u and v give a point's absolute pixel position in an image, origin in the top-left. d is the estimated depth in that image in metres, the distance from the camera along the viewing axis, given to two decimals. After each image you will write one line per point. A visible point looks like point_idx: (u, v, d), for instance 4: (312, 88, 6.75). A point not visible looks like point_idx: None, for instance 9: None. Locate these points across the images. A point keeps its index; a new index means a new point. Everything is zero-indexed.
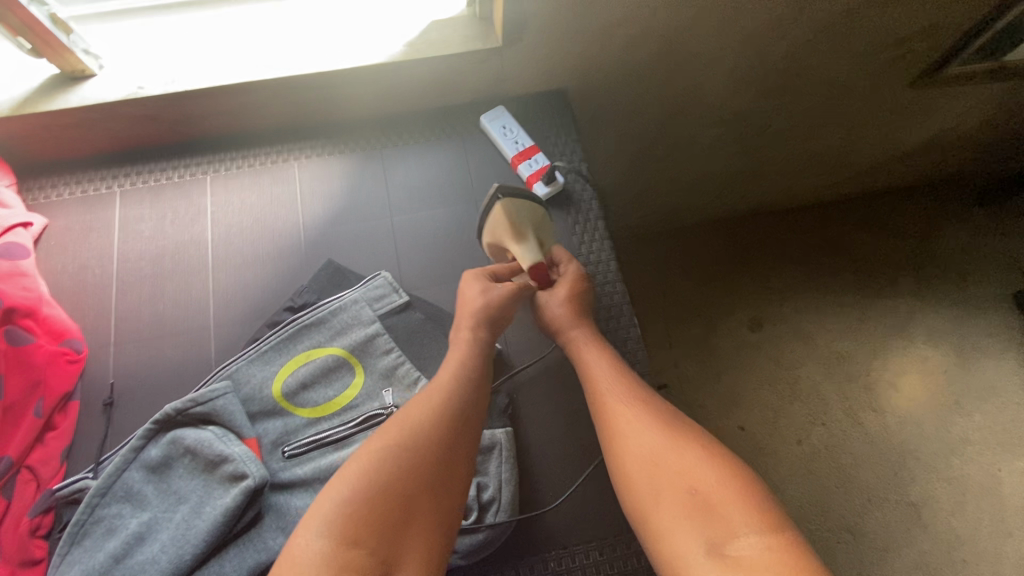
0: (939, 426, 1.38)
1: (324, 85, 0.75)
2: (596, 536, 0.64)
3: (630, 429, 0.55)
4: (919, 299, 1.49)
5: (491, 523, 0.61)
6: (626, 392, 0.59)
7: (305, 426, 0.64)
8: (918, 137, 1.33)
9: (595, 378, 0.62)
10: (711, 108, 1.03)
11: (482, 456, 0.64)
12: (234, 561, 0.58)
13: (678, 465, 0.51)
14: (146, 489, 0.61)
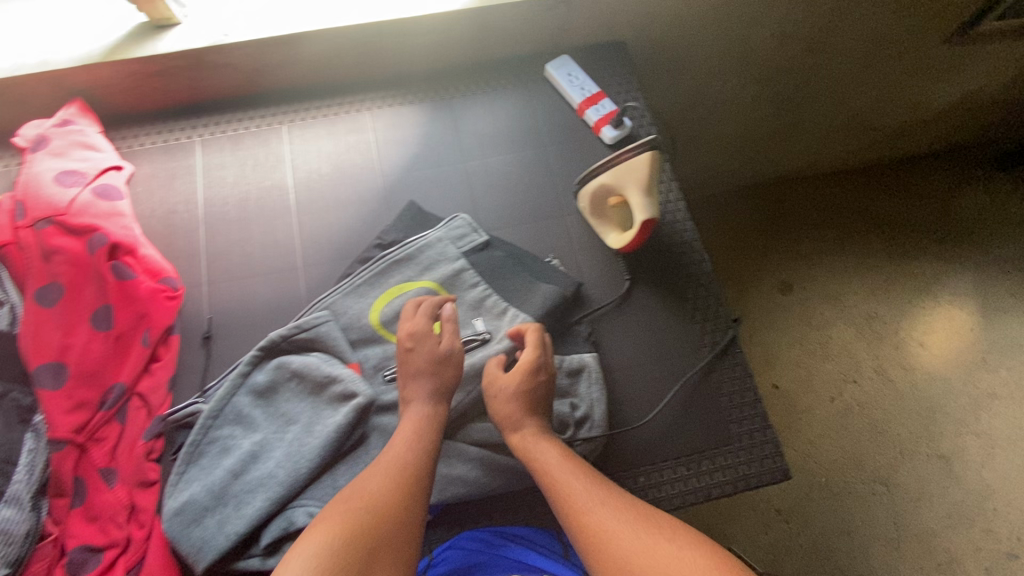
0: (967, 382, 1.42)
1: (401, 31, 0.77)
2: (681, 454, 0.67)
3: (596, 521, 0.51)
4: (946, 260, 1.52)
5: (586, 438, 0.64)
6: (588, 490, 0.54)
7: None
8: (946, 99, 1.36)
9: (555, 476, 0.56)
10: (755, 65, 1.06)
11: (571, 379, 0.68)
12: (346, 476, 0.62)
13: (653, 563, 0.47)
14: (254, 413, 0.64)
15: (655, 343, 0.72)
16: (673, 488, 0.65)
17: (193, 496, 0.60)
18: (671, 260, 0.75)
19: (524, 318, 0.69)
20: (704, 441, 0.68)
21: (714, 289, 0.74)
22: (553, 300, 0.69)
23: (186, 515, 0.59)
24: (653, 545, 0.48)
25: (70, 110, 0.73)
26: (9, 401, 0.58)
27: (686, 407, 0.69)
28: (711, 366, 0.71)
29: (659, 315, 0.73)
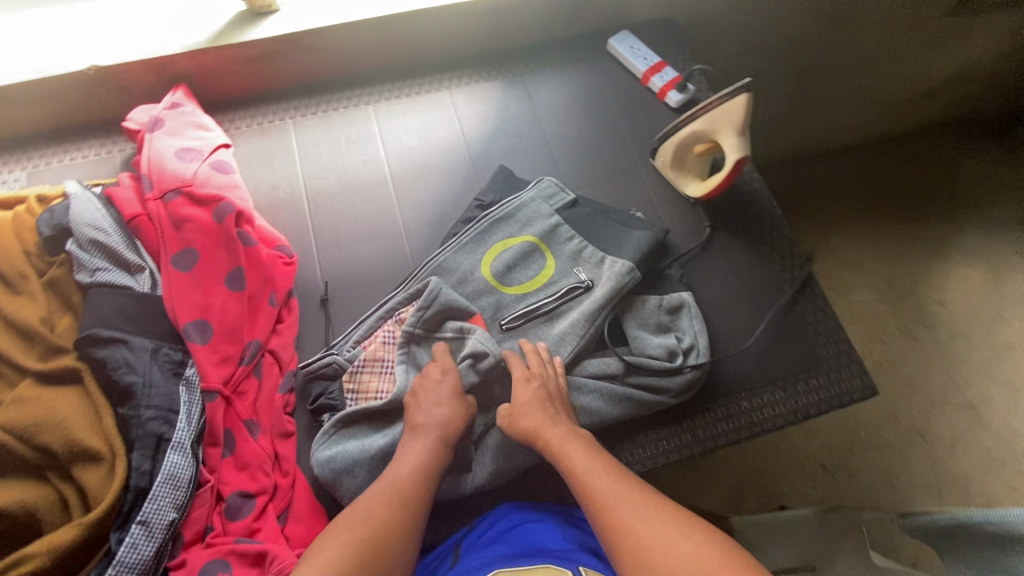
0: (985, 335, 1.51)
1: (480, 11, 0.84)
2: (777, 379, 0.73)
3: (625, 514, 0.52)
4: (953, 224, 1.62)
5: (694, 366, 0.69)
6: (612, 485, 0.55)
7: (517, 310, 0.72)
8: (946, 70, 1.46)
9: (581, 470, 0.58)
10: (780, 41, 1.14)
11: (672, 315, 0.73)
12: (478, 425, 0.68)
13: (670, 558, 0.48)
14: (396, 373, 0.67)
15: (740, 283, 0.78)
16: (773, 409, 0.72)
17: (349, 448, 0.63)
18: (744, 207, 0.82)
19: (620, 262, 0.72)
20: (796, 366, 0.74)
21: (786, 231, 0.81)
22: (649, 245, 0.73)
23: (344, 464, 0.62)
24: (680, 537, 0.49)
25: (177, 94, 0.77)
26: (161, 355, 0.61)
27: (776, 337, 0.75)
28: (794, 300, 0.77)
29: (739, 257, 0.79)
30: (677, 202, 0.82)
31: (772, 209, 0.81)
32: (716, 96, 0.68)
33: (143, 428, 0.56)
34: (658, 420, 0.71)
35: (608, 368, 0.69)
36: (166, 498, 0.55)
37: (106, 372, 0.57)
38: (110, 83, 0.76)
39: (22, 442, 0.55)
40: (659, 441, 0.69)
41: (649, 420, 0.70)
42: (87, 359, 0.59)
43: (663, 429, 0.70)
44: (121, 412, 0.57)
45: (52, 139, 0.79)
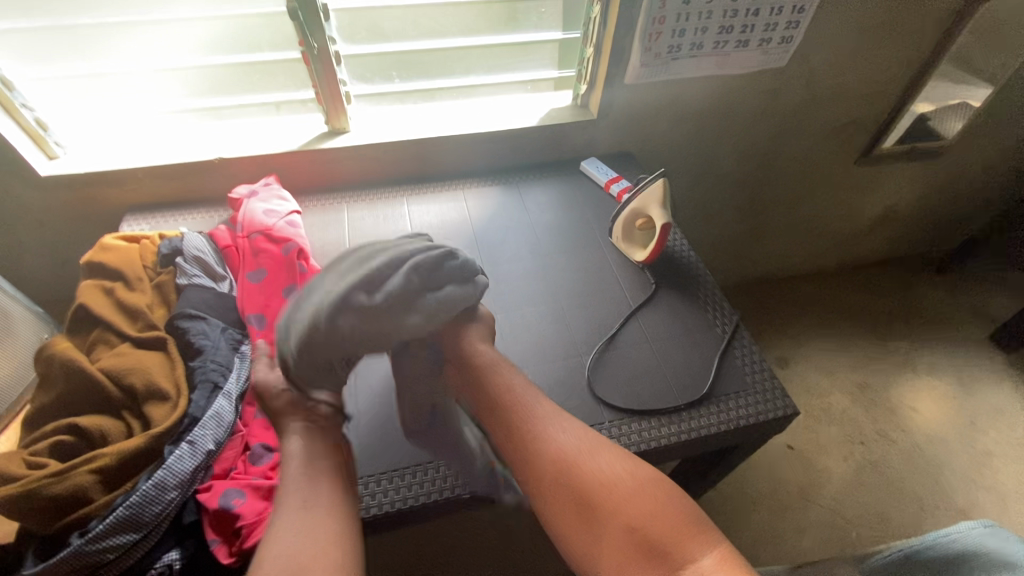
0: (964, 442, 1.57)
1: (488, 140, 1.19)
2: (702, 399, 0.87)
3: (584, 465, 0.69)
4: (912, 341, 1.80)
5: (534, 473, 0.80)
6: (571, 443, 0.71)
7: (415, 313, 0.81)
8: (875, 210, 1.76)
9: (542, 426, 0.73)
10: (720, 175, 1.47)
11: None
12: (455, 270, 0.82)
13: (621, 505, 0.65)
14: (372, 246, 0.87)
15: (681, 324, 0.97)
16: (701, 420, 0.85)
17: (375, 284, 0.72)
18: (677, 271, 1.05)
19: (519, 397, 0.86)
20: (718, 387, 0.89)
21: (717, 289, 1.03)
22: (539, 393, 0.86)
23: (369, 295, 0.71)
24: (628, 483, 0.67)
25: (270, 178, 1.09)
26: (228, 333, 0.81)
27: (698, 365, 0.91)
28: (727, 337, 0.95)
29: (681, 306, 1.00)
30: (633, 269, 1.05)
31: (694, 268, 1.05)
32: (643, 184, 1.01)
33: (205, 374, 0.74)
34: (615, 422, 0.84)
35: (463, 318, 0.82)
36: (211, 430, 0.70)
37: (188, 336, 0.78)
38: (225, 170, 1.09)
39: (113, 382, 0.73)
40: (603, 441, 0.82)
41: (605, 423, 0.84)
42: (173, 329, 0.79)
43: (617, 430, 0.83)
44: (191, 365, 0.76)
45: (174, 205, 1.11)
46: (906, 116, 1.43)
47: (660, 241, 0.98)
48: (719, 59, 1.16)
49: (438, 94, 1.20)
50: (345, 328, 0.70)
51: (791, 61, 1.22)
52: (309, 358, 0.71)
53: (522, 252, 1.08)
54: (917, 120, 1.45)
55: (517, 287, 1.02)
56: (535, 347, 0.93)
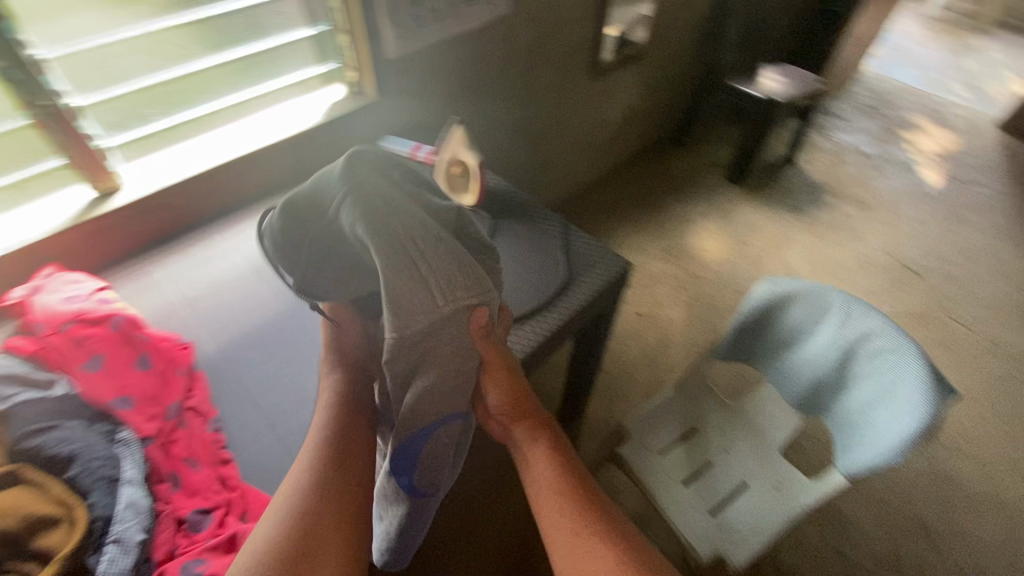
0: (740, 256, 2.07)
1: (282, 150, 1.17)
2: (566, 284, 1.03)
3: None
4: (682, 202, 2.28)
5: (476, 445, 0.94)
6: (598, 543, 0.65)
7: (395, 320, 0.60)
8: (619, 113, 2.14)
9: (572, 505, 0.69)
10: (499, 121, 1.65)
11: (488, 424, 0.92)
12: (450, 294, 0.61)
13: None
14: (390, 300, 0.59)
15: (525, 238, 1.12)
16: (573, 299, 1.01)
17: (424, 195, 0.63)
18: (501, 201, 1.20)
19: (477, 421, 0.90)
20: (574, 270, 1.06)
21: (536, 203, 1.21)
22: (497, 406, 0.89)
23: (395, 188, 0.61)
24: None
25: (48, 268, 0.94)
26: (94, 429, 0.72)
27: (552, 261, 1.08)
28: (563, 232, 1.13)
29: (519, 226, 1.14)
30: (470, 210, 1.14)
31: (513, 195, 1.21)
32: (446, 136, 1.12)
33: (93, 475, 0.67)
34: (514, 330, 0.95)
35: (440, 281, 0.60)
36: (132, 521, 0.66)
37: (45, 453, 0.66)
38: None
39: None
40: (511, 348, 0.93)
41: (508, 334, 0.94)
42: (21, 456, 0.65)
43: (520, 335, 0.95)
44: (67, 476, 0.66)
45: None
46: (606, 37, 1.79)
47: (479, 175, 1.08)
48: (456, 19, 1.28)
49: (208, 121, 1.13)
50: (372, 178, 0.60)
51: (513, 6, 1.40)
52: (315, 183, 0.63)
53: None
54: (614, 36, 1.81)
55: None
56: None
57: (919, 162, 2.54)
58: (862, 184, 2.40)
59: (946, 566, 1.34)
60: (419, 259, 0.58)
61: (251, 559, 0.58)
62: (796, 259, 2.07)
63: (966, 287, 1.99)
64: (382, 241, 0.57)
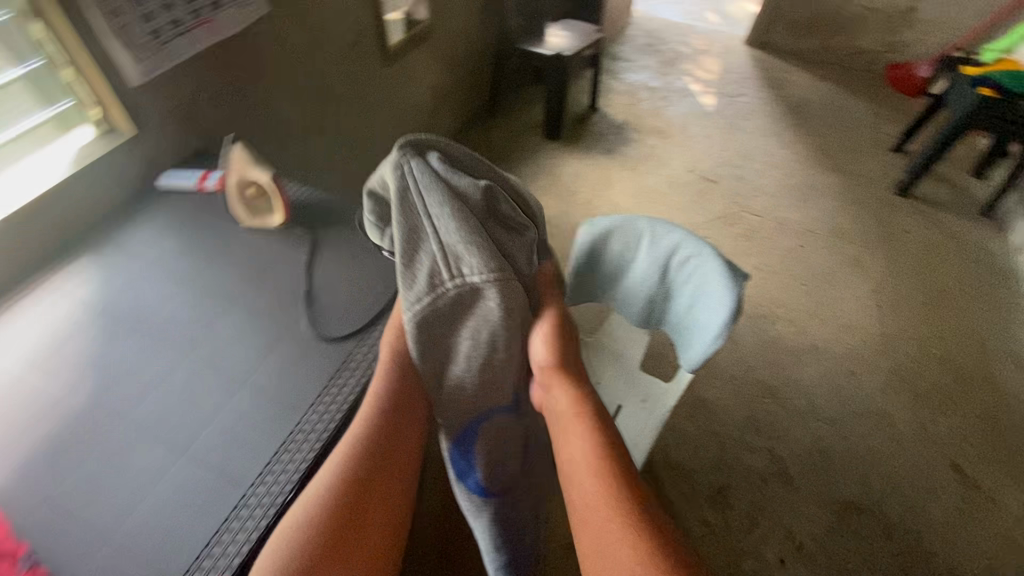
0: (573, 205, 2.22)
1: (23, 219, 0.94)
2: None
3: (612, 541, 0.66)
4: (510, 167, 2.35)
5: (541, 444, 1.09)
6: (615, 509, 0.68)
7: (422, 288, 0.76)
8: (426, 94, 2.11)
9: (599, 461, 0.72)
10: (298, 127, 1.53)
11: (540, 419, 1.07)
12: (469, 258, 0.76)
13: None
14: (427, 262, 0.76)
15: (349, 240, 1.00)
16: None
17: (459, 181, 0.79)
18: (313, 207, 1.06)
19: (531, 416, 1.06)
20: None
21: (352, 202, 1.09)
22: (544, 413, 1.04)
23: (433, 177, 0.78)
24: None
25: None
26: None
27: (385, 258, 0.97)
28: None
29: (337, 230, 1.02)
30: (279, 231, 1.00)
31: (324, 201, 1.07)
32: (229, 158, 1.00)
33: None
34: (359, 345, 0.85)
35: (456, 249, 0.76)
36: None
37: None
38: None
39: None
40: (362, 364, 0.84)
41: (354, 352, 0.84)
42: None
43: (367, 349, 0.85)
44: None
45: None
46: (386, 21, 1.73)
47: (279, 189, 0.98)
48: (205, 26, 1.14)
49: None
50: (421, 173, 0.77)
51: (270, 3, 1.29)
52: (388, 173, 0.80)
53: (167, 282, 0.92)
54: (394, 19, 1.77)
55: (178, 318, 0.87)
56: (248, 350, 0.84)
57: (692, 86, 2.91)
58: (654, 115, 2.70)
59: (787, 412, 1.62)
60: (447, 234, 0.76)
61: (293, 550, 0.67)
62: (619, 194, 2.27)
63: (750, 183, 2.36)
64: (420, 218, 0.76)
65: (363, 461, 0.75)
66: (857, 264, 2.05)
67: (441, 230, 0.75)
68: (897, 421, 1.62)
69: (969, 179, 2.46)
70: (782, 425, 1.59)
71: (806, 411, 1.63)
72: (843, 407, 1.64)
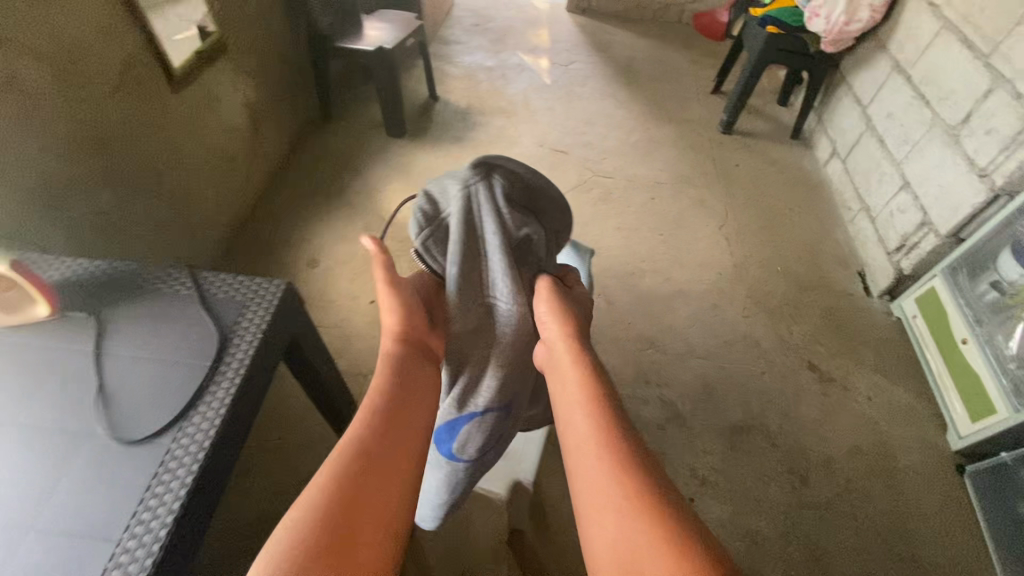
0: None
1: None
2: (224, 340, 0.81)
3: (609, 447, 0.79)
4: (358, 175, 2.21)
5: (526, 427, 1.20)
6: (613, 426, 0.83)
7: (467, 297, 0.96)
8: (240, 113, 1.87)
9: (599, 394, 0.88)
10: (91, 189, 1.26)
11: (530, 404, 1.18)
12: (502, 287, 0.97)
13: (614, 507, 0.72)
14: (473, 277, 0.96)
15: (146, 315, 0.84)
16: (238, 352, 0.81)
17: (510, 221, 0.95)
18: (89, 284, 0.87)
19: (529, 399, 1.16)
20: (224, 320, 0.84)
21: (143, 264, 0.91)
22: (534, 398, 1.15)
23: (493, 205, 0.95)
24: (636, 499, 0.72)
25: None
26: None
27: (194, 325, 0.83)
28: (191, 284, 0.88)
29: (130, 305, 0.85)
30: (49, 324, 0.82)
31: (103, 272, 0.89)
32: None
33: None
34: (177, 439, 0.72)
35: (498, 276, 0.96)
36: None
37: None
38: None
39: None
40: (183, 458, 0.71)
41: (172, 448, 0.71)
42: None
43: (187, 439, 0.72)
44: None
45: None
46: (163, 43, 1.45)
47: (25, 276, 0.80)
48: None
49: None
50: (480, 212, 0.95)
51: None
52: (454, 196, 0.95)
53: None
54: (173, 38, 1.50)
55: None
56: (30, 490, 0.67)
57: (526, 59, 2.94)
58: (496, 95, 2.68)
59: (669, 357, 1.72)
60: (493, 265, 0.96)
61: (327, 481, 0.72)
62: None
63: (598, 146, 2.45)
64: (474, 252, 0.95)
65: (394, 421, 0.84)
66: (702, 204, 2.22)
67: (497, 258, 0.95)
68: (760, 340, 1.78)
69: (775, 108, 2.76)
70: (668, 371, 1.69)
71: (685, 352, 1.74)
72: (715, 339, 1.77)
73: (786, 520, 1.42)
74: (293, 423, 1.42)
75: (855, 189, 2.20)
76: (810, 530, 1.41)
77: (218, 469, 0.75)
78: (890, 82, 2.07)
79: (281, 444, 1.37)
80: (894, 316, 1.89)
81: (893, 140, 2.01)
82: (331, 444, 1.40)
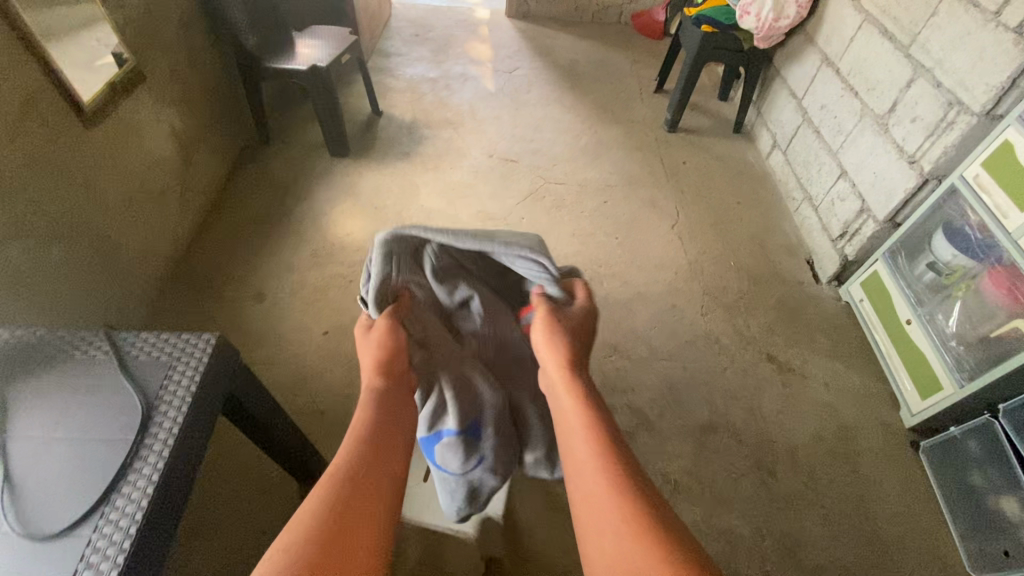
0: (384, 220, 2.07)
1: None
2: (149, 410, 0.75)
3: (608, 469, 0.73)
4: (303, 198, 2.12)
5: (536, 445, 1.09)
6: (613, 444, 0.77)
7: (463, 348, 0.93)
8: (168, 145, 1.76)
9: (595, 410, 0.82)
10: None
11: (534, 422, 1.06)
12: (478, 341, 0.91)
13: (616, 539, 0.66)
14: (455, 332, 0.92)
15: (60, 391, 0.78)
16: (166, 421, 0.75)
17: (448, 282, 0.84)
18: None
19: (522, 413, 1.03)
20: (149, 387, 0.78)
21: (56, 333, 0.84)
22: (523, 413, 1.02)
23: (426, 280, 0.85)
24: (640, 523, 0.66)
25: None
26: None
27: (116, 397, 0.77)
28: (111, 350, 0.82)
29: (43, 380, 0.79)
30: None
31: (9, 343, 0.81)
32: None
33: None
34: (100, 526, 0.66)
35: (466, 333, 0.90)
36: None
37: None
38: None
39: None
40: (105, 549, 0.64)
41: (93, 538, 0.65)
42: None
43: (110, 526, 0.66)
44: None
45: None
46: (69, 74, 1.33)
47: None
48: None
49: None
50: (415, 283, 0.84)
51: None
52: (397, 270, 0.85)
53: None
54: (82, 69, 1.39)
55: None
56: None
57: (469, 67, 2.90)
58: (441, 106, 2.64)
59: (632, 362, 1.72)
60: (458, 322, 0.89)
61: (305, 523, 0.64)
62: (426, 197, 2.18)
63: (548, 153, 2.44)
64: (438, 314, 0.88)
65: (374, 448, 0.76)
66: (653, 203, 2.24)
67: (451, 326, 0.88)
68: (720, 336, 1.81)
69: (716, 103, 2.82)
70: (632, 376, 1.69)
71: (648, 355, 1.74)
72: (675, 340, 1.79)
73: (758, 515, 1.44)
74: (248, 472, 1.34)
75: (797, 179, 2.27)
76: (781, 523, 1.43)
77: (154, 556, 0.68)
78: (821, 75, 2.14)
79: (237, 496, 1.30)
80: (843, 301, 1.95)
81: (828, 130, 2.07)
82: (292, 490, 1.33)
